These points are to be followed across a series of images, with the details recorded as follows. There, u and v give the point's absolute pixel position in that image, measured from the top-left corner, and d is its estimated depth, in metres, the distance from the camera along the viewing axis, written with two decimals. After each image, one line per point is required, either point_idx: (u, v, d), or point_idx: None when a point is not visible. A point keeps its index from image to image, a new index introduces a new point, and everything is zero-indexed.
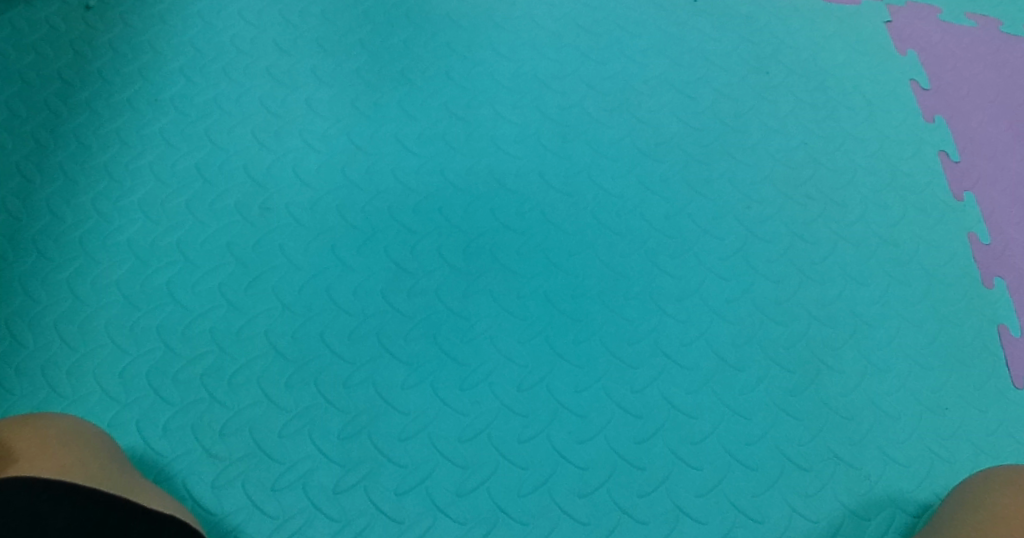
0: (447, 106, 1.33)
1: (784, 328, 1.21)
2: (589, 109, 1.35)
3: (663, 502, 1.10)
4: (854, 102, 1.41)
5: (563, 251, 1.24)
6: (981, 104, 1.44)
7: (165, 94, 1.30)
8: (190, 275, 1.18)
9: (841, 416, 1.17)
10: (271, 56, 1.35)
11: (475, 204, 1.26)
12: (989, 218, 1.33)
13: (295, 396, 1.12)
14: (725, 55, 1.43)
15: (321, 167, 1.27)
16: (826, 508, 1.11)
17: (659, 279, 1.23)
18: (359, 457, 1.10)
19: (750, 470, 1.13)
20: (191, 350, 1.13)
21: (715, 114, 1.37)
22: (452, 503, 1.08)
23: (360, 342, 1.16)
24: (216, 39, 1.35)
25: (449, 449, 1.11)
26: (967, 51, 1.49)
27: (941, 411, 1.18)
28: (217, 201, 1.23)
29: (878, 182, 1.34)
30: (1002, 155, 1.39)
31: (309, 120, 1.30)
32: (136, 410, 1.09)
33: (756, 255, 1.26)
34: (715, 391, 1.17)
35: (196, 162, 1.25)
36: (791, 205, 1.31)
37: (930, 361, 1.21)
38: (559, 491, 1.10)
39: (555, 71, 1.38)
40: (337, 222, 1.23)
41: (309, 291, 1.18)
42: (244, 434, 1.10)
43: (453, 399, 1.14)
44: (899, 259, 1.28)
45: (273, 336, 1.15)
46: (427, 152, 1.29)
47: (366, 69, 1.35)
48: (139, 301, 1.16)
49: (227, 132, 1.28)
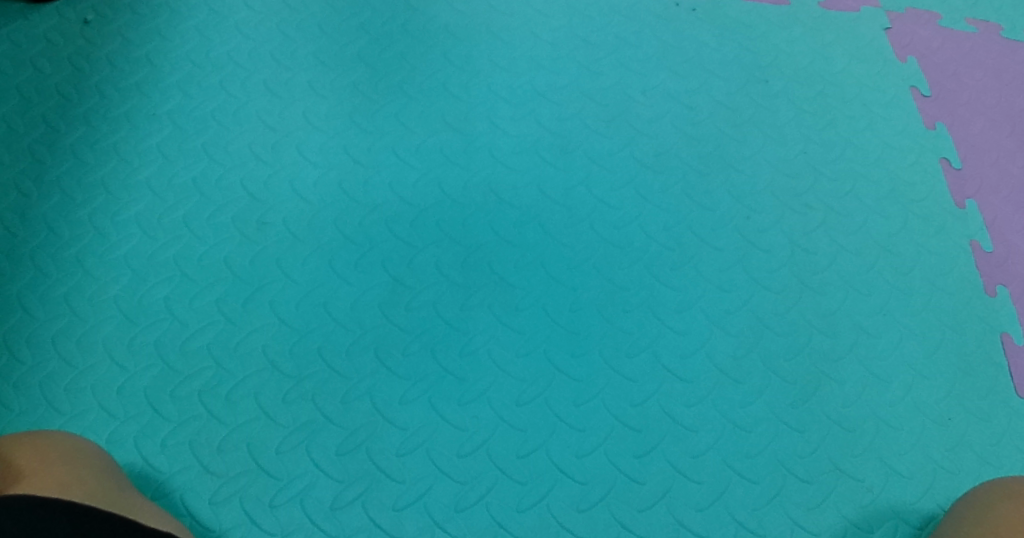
0: (359, 88, 1.08)
1: (778, 329, 0.97)
2: (540, 90, 1.10)
3: (604, 517, 0.88)
4: (852, 105, 1.12)
5: (563, 259, 1.00)
6: (984, 109, 1.13)
7: (60, 82, 1.05)
8: (49, 246, 0.96)
9: (843, 429, 0.93)
10: (169, 40, 1.09)
11: (423, 186, 1.02)
12: (991, 224, 1.05)
13: (183, 405, 0.89)
14: (716, 15, 1.17)
15: (229, 146, 1.03)
16: (828, 520, 0.89)
17: (609, 255, 1.00)
18: (240, 470, 0.87)
19: (749, 483, 0.90)
20: (49, 313, 0.92)
21: (715, 72, 1.13)
22: (378, 511, 0.87)
23: (248, 353, 0.92)
24: (112, 27, 1.10)
25: (386, 461, 0.89)
26: (972, 53, 1.17)
27: (945, 423, 0.94)
28: (122, 183, 1.00)
29: (878, 189, 1.06)
30: (1003, 155, 1.10)
31: (225, 98, 1.06)
32: (25, 424, 0.87)
33: (757, 265, 1.00)
34: (716, 405, 0.93)
35: (74, 110, 1.04)
36: (788, 214, 1.03)
37: (935, 373, 0.96)
38: (499, 507, 0.88)
39: (506, 53, 1.12)
40: (240, 195, 1.00)
41: (210, 262, 0.96)
42: (126, 448, 0.87)
43: (390, 408, 0.91)
44: (900, 256, 1.02)
45: (164, 350, 0.92)
46: (346, 110, 1.07)
47: (280, 51, 1.10)
48: (38, 309, 0.92)
49: (105, 79, 1.06)
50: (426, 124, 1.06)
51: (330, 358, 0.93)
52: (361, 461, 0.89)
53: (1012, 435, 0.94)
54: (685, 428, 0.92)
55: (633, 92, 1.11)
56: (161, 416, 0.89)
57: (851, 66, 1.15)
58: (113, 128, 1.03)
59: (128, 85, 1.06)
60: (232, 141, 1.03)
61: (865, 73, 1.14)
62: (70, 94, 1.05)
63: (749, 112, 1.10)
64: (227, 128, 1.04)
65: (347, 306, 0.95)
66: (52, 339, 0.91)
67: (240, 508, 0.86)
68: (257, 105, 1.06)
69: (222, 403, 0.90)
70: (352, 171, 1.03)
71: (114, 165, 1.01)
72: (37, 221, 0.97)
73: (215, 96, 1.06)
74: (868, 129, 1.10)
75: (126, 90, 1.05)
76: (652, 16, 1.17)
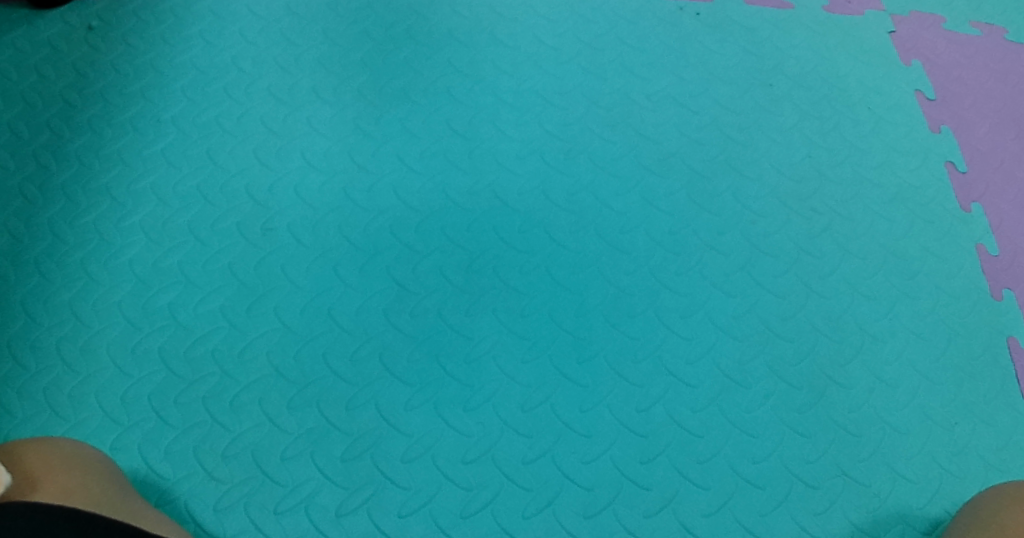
0: (449, 123, 1.44)
1: (740, 381, 1.27)
2: (590, 125, 1.46)
3: (612, 522, 1.18)
4: (792, 137, 1.48)
5: (567, 270, 1.33)
6: (985, 113, 1.54)
7: (155, 149, 1.38)
8: (174, 387, 1.21)
9: (851, 434, 1.25)
10: (268, 104, 1.43)
11: (477, 230, 1.35)
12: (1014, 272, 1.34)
13: (292, 470, 1.18)
14: (683, 71, 1.53)
15: (322, 187, 1.36)
16: (835, 524, 1.20)
17: (620, 302, 1.31)
18: (363, 479, 1.18)
19: (703, 489, 1.20)
20: (183, 421, 1.19)
21: (684, 152, 1.45)
22: (384, 517, 1.16)
23: (363, 364, 1.24)
24: (210, 89, 1.44)
25: (452, 470, 1.19)
26: (972, 60, 1.60)
27: (857, 435, 1.25)
28: (211, 262, 1.30)
29: (807, 225, 1.40)
30: None
31: (311, 141, 1.40)
32: (137, 434, 1.18)
33: (718, 311, 1.32)
34: (719, 406, 1.25)
35: (182, 259, 1.29)
36: (761, 257, 1.36)
37: (848, 387, 1.28)
38: (563, 510, 1.18)
39: (556, 87, 1.49)
40: (339, 242, 1.32)
41: (290, 313, 1.27)
42: (245, 456, 1.18)
43: (452, 468, 1.19)
44: (839, 340, 1.31)
45: (275, 358, 1.24)
46: (394, 179, 1.38)
47: (364, 118, 1.43)
48: (130, 368, 1.21)
49: (209, 225, 1.32)
50: (462, 195, 1.38)
51: (391, 384, 1.23)
52: (424, 518, 1.16)
53: (918, 448, 1.25)
54: (690, 433, 1.23)
55: (600, 165, 1.42)
56: None
57: (799, 124, 1.50)
58: None
59: (226, 225, 1.32)
60: (312, 269, 1.30)
61: (810, 132, 1.49)
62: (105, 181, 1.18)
63: (720, 178, 1.43)
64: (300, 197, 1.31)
65: (407, 362, 1.25)
66: (188, 452, 1.18)
67: (310, 518, 1.15)
68: (297, 176, 1.37)
69: None
70: (408, 218, 1.35)
71: (223, 299, 1.27)
72: (156, 361, 1.22)
73: (293, 163, 1.38)
74: (811, 194, 1.43)
75: None
76: (650, 70, 1.53)
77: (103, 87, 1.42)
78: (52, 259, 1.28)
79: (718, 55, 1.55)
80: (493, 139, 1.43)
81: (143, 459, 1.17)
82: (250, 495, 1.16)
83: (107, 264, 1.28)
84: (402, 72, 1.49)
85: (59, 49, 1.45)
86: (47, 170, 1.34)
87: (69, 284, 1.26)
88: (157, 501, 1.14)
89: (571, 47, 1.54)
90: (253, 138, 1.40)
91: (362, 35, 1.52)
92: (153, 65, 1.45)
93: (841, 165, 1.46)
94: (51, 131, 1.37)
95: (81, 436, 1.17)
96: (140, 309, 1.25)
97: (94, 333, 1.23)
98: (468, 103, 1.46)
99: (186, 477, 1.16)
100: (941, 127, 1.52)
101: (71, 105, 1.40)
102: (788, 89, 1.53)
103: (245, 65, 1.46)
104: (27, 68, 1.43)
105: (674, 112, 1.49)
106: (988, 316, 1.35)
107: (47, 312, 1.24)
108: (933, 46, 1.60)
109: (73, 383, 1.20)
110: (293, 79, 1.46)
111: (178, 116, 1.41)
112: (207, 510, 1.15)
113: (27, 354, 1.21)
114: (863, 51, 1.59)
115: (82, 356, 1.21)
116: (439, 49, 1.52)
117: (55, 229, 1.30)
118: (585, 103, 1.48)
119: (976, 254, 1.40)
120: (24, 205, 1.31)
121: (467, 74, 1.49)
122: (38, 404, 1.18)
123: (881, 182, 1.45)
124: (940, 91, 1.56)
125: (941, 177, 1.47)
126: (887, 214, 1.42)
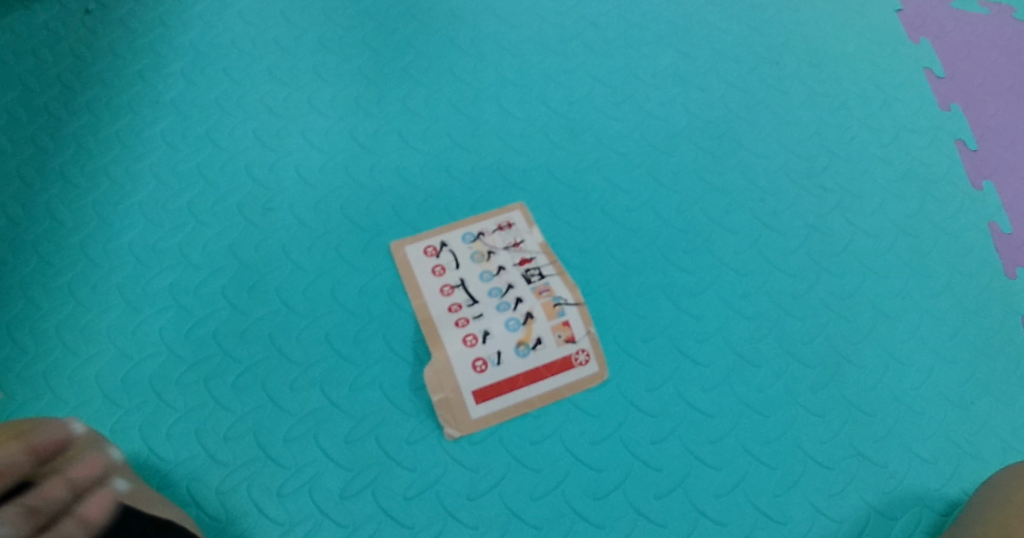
0: (452, 101, 1.36)
1: (753, 360, 1.21)
2: (595, 102, 1.38)
3: (622, 504, 1.12)
4: (802, 115, 1.40)
5: (574, 248, 1.26)
6: (996, 92, 1.44)
7: (151, 129, 1.31)
8: (174, 369, 1.16)
9: (865, 413, 1.19)
10: (266, 85, 1.35)
11: (479, 205, 1.28)
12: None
13: (295, 452, 1.12)
14: (693, 45, 1.45)
15: (323, 167, 1.29)
16: (851, 507, 1.14)
17: (629, 280, 1.25)
18: (366, 461, 1.12)
19: (714, 470, 1.14)
20: (184, 404, 1.14)
21: (692, 129, 1.37)
22: (390, 500, 1.10)
23: (367, 344, 1.18)
24: (209, 70, 1.35)
25: (458, 452, 1.13)
26: (983, 38, 1.49)
27: (872, 414, 1.19)
28: (213, 241, 1.24)
29: (822, 204, 1.33)
30: None
31: (311, 120, 1.33)
32: (139, 415, 1.13)
33: (729, 289, 1.25)
34: (733, 388, 1.19)
35: (181, 241, 1.23)
36: (770, 235, 1.30)
37: (862, 366, 1.22)
38: (572, 492, 1.12)
39: (561, 65, 1.41)
40: (341, 223, 1.26)
41: (292, 295, 1.21)
42: (249, 437, 1.13)
43: (457, 448, 1.13)
44: (852, 320, 1.25)
45: (278, 340, 1.18)
46: (395, 160, 1.31)
47: (366, 97, 1.35)
48: (131, 350, 1.16)
49: (209, 206, 1.26)
50: (466, 172, 1.31)
51: (392, 364, 1.17)
52: (431, 501, 1.11)
53: (931, 428, 1.19)
54: (703, 413, 1.17)
55: (606, 142, 1.35)
56: (231, 443, 1.12)
57: (810, 98, 1.42)
58: (182, 190, 1.27)
59: (227, 206, 1.26)
60: (314, 249, 1.24)
61: (821, 109, 1.41)
62: (126, 182, 1.27)
63: (731, 152, 1.36)
64: (295, 180, 1.28)
65: (409, 342, 1.19)
66: (189, 434, 1.12)
67: (311, 500, 1.10)
68: (295, 156, 1.30)
69: (281, 442, 1.13)
70: (407, 197, 1.28)
71: (223, 279, 1.21)
72: (156, 342, 1.17)
73: (298, 146, 1.31)
74: (822, 172, 1.35)
75: (192, 165, 1.28)
76: (659, 47, 1.44)
77: (101, 67, 1.34)
78: (50, 242, 1.22)
79: (725, 32, 1.46)
80: (497, 118, 1.35)
81: (148, 445, 1.11)
82: (254, 477, 1.11)
83: (107, 246, 1.22)
84: (403, 50, 1.40)
85: (55, 31, 1.37)
86: (45, 152, 1.28)
87: (67, 266, 1.21)
88: (158, 484, 1.09)
89: (576, 25, 1.45)
90: (253, 117, 1.32)
91: (360, 13, 1.42)
92: (151, 47, 1.36)
93: (850, 141, 1.39)
94: (49, 114, 1.31)
95: (82, 418, 1.12)
96: (140, 292, 1.20)
97: (92, 317, 1.18)
98: (471, 81, 1.38)
99: (190, 460, 1.11)
100: (950, 106, 1.43)
101: (68, 85, 1.33)
102: (798, 66, 1.44)
103: (251, 43, 1.38)
104: (22, 50, 1.35)
105: (680, 90, 1.40)
106: (1001, 293, 1.29)
107: (46, 295, 1.19)
108: (941, 23, 1.50)
109: (72, 364, 1.15)
110: (293, 59, 1.37)
111: (178, 97, 1.33)
112: (209, 492, 1.10)
113: (27, 338, 1.16)
114: (872, 30, 1.49)
115: (82, 339, 1.17)
116: (441, 28, 1.42)
117: (53, 211, 1.24)
118: (590, 81, 1.40)
119: (988, 231, 1.33)
120: (22, 188, 1.26)
121: (469, 52, 1.40)
122: (38, 389, 1.13)
123: (891, 157, 1.38)
124: (949, 69, 1.46)
125: (951, 154, 1.39)
126: (899, 191, 1.35)
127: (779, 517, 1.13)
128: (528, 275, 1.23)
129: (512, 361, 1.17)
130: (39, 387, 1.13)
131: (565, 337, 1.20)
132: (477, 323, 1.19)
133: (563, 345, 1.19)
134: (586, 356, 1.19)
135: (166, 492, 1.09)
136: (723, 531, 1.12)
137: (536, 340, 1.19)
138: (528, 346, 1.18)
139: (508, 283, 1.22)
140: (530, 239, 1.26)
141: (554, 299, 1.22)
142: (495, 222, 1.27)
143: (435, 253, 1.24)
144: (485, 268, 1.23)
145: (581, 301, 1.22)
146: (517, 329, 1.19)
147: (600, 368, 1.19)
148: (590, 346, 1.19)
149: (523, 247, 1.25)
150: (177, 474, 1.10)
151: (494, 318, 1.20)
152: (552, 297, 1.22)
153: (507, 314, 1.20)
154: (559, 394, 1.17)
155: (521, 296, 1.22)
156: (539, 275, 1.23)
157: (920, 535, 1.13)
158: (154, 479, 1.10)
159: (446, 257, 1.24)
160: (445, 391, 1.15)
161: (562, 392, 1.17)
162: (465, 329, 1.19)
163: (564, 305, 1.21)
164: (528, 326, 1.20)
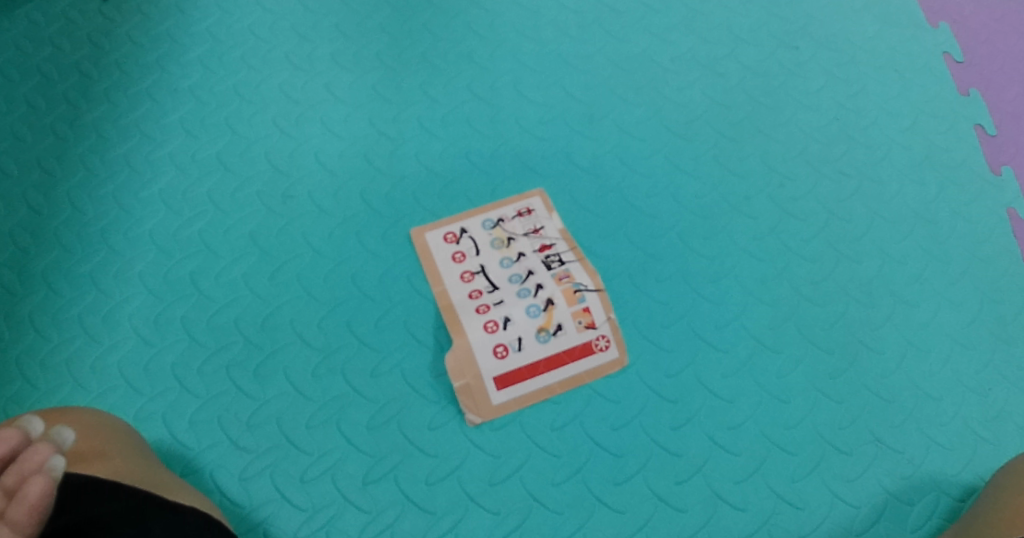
0: (470, 88, 1.36)
1: (772, 346, 1.21)
2: (614, 88, 1.37)
3: (642, 490, 1.13)
4: (821, 99, 1.39)
5: (592, 234, 1.26)
6: (1016, 75, 1.43)
7: (170, 117, 1.31)
8: (196, 357, 1.17)
9: (883, 400, 1.19)
10: (285, 72, 1.35)
11: (497, 191, 1.29)
12: None
13: (317, 438, 1.13)
14: (711, 30, 1.44)
15: (343, 154, 1.30)
16: (869, 493, 1.14)
17: (648, 266, 1.25)
18: (388, 447, 1.13)
19: (733, 456, 1.15)
20: (207, 391, 1.15)
21: (710, 115, 1.36)
22: (411, 486, 1.11)
23: (388, 331, 1.19)
24: (227, 57, 1.36)
25: (480, 438, 1.14)
26: (1001, 23, 1.47)
27: (890, 400, 1.19)
28: (233, 229, 1.24)
29: (841, 190, 1.32)
30: None
31: (330, 107, 1.33)
32: (162, 403, 1.14)
33: (748, 274, 1.25)
34: (752, 374, 1.19)
35: (201, 229, 1.24)
36: (789, 220, 1.29)
37: (881, 352, 1.22)
38: (593, 478, 1.13)
39: (579, 51, 1.40)
40: (361, 209, 1.26)
41: (311, 283, 1.21)
42: (271, 425, 1.14)
43: (478, 434, 1.14)
44: (871, 307, 1.24)
45: (299, 326, 1.19)
46: (412, 146, 1.31)
47: (383, 84, 1.35)
48: (154, 338, 1.17)
49: (230, 194, 1.26)
50: (484, 157, 1.31)
51: (411, 350, 1.18)
52: (452, 488, 1.12)
53: (950, 414, 1.19)
54: (723, 400, 1.17)
55: (624, 127, 1.34)
56: (254, 429, 1.13)
57: (830, 82, 1.41)
58: (202, 178, 1.27)
59: (247, 194, 1.27)
60: (335, 236, 1.24)
61: (840, 94, 1.40)
62: (146, 170, 1.27)
63: (749, 137, 1.35)
64: (314, 168, 1.29)
65: (429, 328, 1.19)
66: (212, 421, 1.13)
67: (334, 486, 1.11)
68: (314, 143, 1.30)
69: (303, 430, 1.13)
70: (425, 183, 1.28)
71: (244, 267, 1.22)
72: (178, 331, 1.18)
73: (317, 133, 1.31)
74: (840, 157, 1.35)
75: (211, 149, 1.29)
76: (678, 32, 1.43)
77: (120, 55, 1.35)
78: (71, 231, 1.23)
79: (743, 18, 1.45)
80: (514, 104, 1.35)
81: (171, 432, 1.13)
82: (276, 463, 1.12)
83: (128, 235, 1.23)
84: (421, 37, 1.39)
85: (73, 21, 1.37)
86: (65, 141, 1.29)
87: (89, 255, 1.22)
88: (181, 471, 1.11)
89: (594, 10, 1.44)
90: (272, 105, 1.33)
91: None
92: (169, 36, 1.37)
93: (868, 127, 1.38)
94: (68, 103, 1.31)
95: (106, 406, 1.14)
96: (161, 281, 1.21)
97: (114, 306, 1.19)
98: (488, 68, 1.38)
99: (213, 446, 1.12)
100: (969, 91, 1.41)
101: (86, 73, 1.33)
102: (816, 51, 1.43)
103: (268, 30, 1.38)
104: (41, 40, 1.36)
105: (699, 75, 1.39)
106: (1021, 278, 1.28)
107: (69, 284, 1.20)
108: (960, 7, 1.48)
109: (95, 353, 1.16)
110: (311, 46, 1.37)
111: (196, 85, 1.33)
112: (232, 478, 1.11)
113: (50, 326, 1.17)
114: (891, 14, 1.48)
115: (105, 327, 1.18)
116: (459, 14, 1.42)
117: (73, 200, 1.25)
118: (608, 67, 1.39)
119: (1005, 217, 1.32)
120: (44, 178, 1.26)
121: (486, 38, 1.40)
122: (62, 376, 1.15)
123: (911, 143, 1.37)
124: (968, 53, 1.44)
125: (968, 139, 1.38)
126: (918, 177, 1.34)
127: (798, 502, 1.13)
128: (548, 263, 1.23)
129: (534, 347, 1.18)
130: (64, 375, 1.15)
131: (585, 324, 1.20)
132: (498, 309, 1.20)
133: (583, 331, 1.19)
134: (606, 343, 1.19)
135: (190, 478, 1.11)
136: (741, 516, 1.12)
137: (556, 326, 1.19)
138: (548, 332, 1.19)
139: (528, 269, 1.23)
140: (550, 225, 1.26)
141: (574, 285, 1.22)
142: (515, 209, 1.27)
143: (456, 240, 1.25)
144: (505, 256, 1.24)
145: (601, 287, 1.22)
146: (537, 315, 1.20)
147: (620, 354, 1.19)
148: (610, 332, 1.20)
149: (542, 235, 1.26)
150: (202, 461, 1.11)
151: (516, 306, 1.20)
152: (572, 283, 1.22)
153: (529, 301, 1.20)
154: (579, 380, 1.17)
155: (541, 284, 1.22)
156: (558, 262, 1.23)
157: (938, 519, 1.13)
158: (177, 465, 1.11)
159: (467, 245, 1.24)
160: (467, 376, 1.16)
161: (583, 379, 1.17)
162: (486, 315, 1.19)
163: (584, 291, 1.22)
164: (549, 313, 1.20)
